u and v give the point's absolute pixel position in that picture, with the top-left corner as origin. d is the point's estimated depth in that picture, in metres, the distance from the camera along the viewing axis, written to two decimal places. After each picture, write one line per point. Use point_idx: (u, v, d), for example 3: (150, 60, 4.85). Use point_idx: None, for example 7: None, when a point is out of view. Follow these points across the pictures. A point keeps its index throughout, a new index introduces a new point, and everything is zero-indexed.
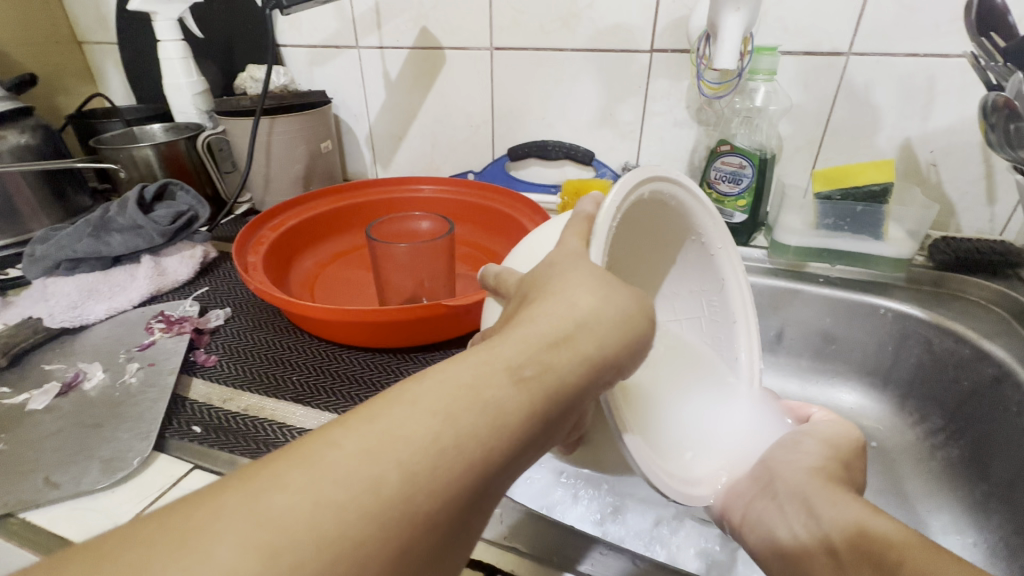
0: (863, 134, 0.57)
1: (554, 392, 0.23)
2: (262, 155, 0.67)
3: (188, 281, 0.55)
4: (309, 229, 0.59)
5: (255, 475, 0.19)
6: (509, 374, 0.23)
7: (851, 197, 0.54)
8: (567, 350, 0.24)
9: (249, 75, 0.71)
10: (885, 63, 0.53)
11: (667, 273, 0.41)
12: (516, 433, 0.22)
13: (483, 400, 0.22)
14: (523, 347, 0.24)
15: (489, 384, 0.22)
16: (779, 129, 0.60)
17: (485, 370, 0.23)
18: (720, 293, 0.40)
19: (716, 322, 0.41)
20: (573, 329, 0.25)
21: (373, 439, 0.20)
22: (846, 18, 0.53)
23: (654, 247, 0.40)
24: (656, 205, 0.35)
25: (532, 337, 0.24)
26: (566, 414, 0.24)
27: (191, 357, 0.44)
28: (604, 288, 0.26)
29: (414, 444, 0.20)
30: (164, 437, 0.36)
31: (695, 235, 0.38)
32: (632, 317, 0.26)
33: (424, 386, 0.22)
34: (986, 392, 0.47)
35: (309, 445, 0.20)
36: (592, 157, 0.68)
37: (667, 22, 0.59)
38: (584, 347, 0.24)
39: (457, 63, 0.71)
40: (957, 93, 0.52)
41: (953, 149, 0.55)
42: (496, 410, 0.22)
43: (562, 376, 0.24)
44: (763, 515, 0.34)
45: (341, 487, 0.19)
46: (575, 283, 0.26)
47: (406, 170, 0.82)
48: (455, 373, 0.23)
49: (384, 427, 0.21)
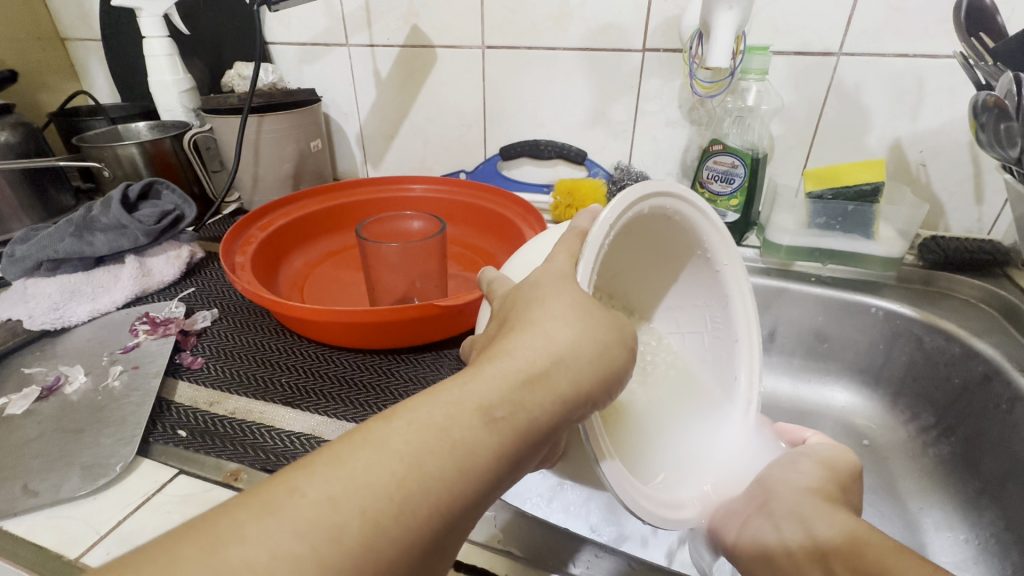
0: (854, 133, 0.58)
1: (525, 432, 0.23)
2: (250, 154, 0.66)
3: (174, 282, 0.54)
4: (299, 229, 0.58)
5: (212, 523, 0.18)
6: (481, 414, 0.22)
7: (842, 196, 0.54)
8: (541, 388, 0.24)
9: (236, 73, 0.70)
10: (875, 64, 0.54)
11: (670, 284, 0.41)
12: (484, 475, 0.22)
13: (453, 443, 0.22)
14: (498, 383, 0.23)
15: (459, 424, 0.22)
16: (770, 129, 0.60)
17: (457, 410, 0.22)
18: (724, 309, 0.39)
19: (718, 339, 0.40)
20: (549, 365, 0.24)
21: (336, 484, 0.20)
22: (837, 18, 0.53)
23: (660, 258, 0.40)
24: (659, 219, 0.34)
25: (506, 373, 0.24)
26: (536, 451, 0.24)
27: (176, 360, 0.43)
28: (583, 321, 0.25)
29: (379, 489, 0.20)
30: (149, 442, 0.35)
31: (702, 250, 0.37)
32: (607, 352, 0.26)
33: (393, 424, 0.22)
34: (977, 390, 0.48)
35: (269, 491, 0.19)
36: (584, 156, 0.68)
37: (659, 22, 0.59)
38: (559, 385, 0.24)
39: (448, 62, 0.70)
40: (946, 93, 0.53)
41: (942, 149, 0.55)
42: (466, 451, 0.22)
43: (535, 415, 0.23)
44: (757, 532, 0.33)
45: (301, 537, 0.18)
46: (554, 316, 0.25)
47: (397, 169, 0.82)
48: (427, 410, 0.22)
49: (349, 473, 0.20)
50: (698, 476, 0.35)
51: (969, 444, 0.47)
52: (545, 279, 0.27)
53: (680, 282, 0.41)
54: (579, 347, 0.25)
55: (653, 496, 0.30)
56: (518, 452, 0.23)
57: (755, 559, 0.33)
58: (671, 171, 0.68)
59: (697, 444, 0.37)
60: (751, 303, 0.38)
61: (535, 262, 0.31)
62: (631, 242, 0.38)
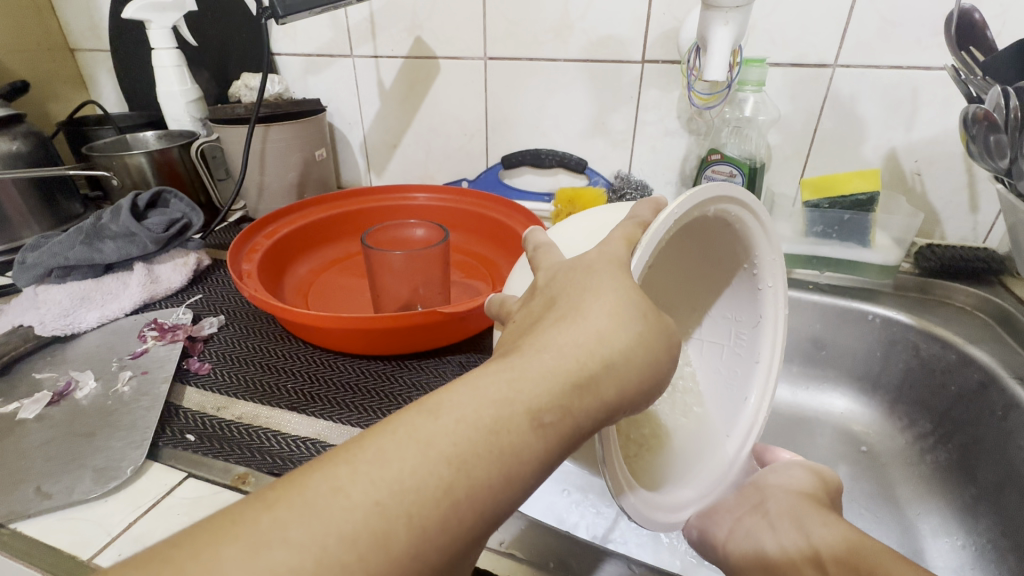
0: (850, 144, 0.59)
1: (568, 437, 0.24)
2: (257, 163, 0.67)
3: (181, 289, 0.55)
4: (303, 237, 0.59)
5: (255, 522, 0.19)
6: (530, 419, 0.23)
7: (839, 205, 0.55)
8: (588, 394, 0.24)
9: (243, 84, 0.71)
10: (870, 75, 0.55)
11: (720, 291, 0.41)
12: (526, 479, 0.23)
13: (502, 447, 0.22)
14: (546, 384, 0.24)
15: (508, 427, 0.23)
16: (768, 139, 0.61)
17: (507, 411, 0.23)
18: (752, 328, 0.40)
19: (738, 356, 0.41)
20: (597, 369, 0.25)
21: (384, 487, 0.20)
22: (832, 30, 0.54)
23: (707, 262, 0.41)
24: (719, 221, 0.34)
25: (555, 374, 0.24)
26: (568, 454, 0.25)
27: (184, 365, 0.44)
28: (623, 328, 0.26)
29: (426, 493, 0.21)
30: (158, 446, 0.36)
31: (750, 265, 0.37)
32: (652, 360, 0.27)
33: (442, 423, 0.22)
34: (973, 397, 0.48)
35: (314, 491, 0.20)
36: (585, 165, 0.69)
37: (658, 34, 0.61)
38: (605, 390, 0.25)
39: (451, 72, 0.72)
40: (940, 105, 0.54)
41: (937, 160, 0.56)
42: (510, 456, 0.22)
43: (574, 423, 0.24)
44: (751, 531, 0.36)
45: (347, 543, 0.19)
46: (600, 317, 0.26)
47: (400, 177, 0.83)
48: (474, 408, 0.23)
49: (397, 473, 0.21)
50: (708, 479, 0.36)
51: (967, 451, 0.48)
52: (600, 263, 0.28)
53: (719, 290, 0.41)
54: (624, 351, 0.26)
55: (643, 496, 0.30)
56: (555, 454, 0.24)
57: (750, 559, 0.35)
58: (670, 180, 0.69)
59: (704, 448, 0.38)
60: (780, 330, 0.38)
61: (583, 246, 0.32)
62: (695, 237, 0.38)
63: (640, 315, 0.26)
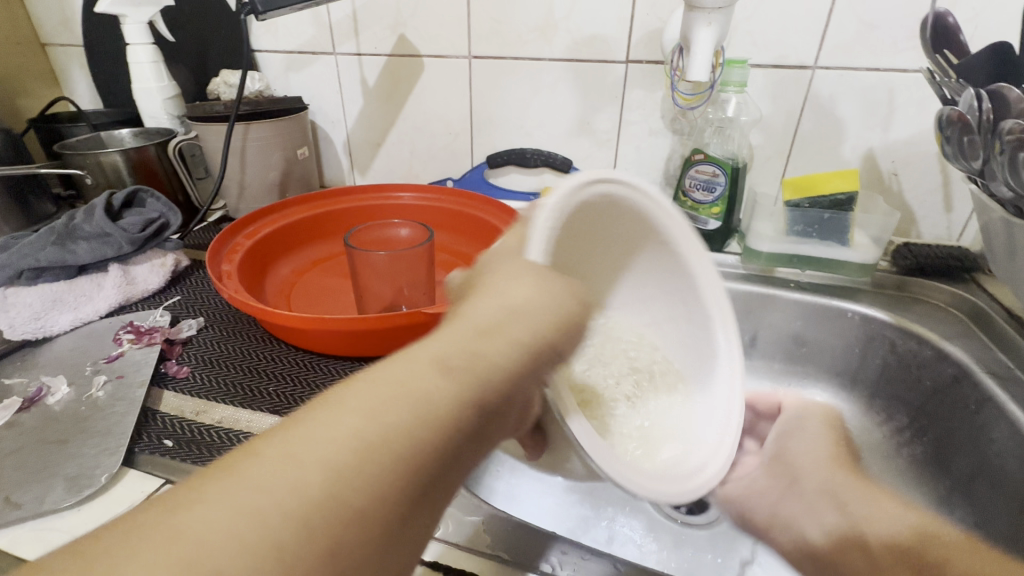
0: (829, 144, 0.60)
1: (488, 379, 0.24)
2: (237, 162, 0.66)
3: (159, 290, 0.53)
4: (285, 237, 0.58)
5: (176, 492, 0.19)
6: (439, 366, 0.24)
7: (819, 205, 0.56)
8: (492, 339, 0.25)
9: (223, 81, 0.70)
10: (848, 77, 0.56)
11: (654, 276, 0.40)
12: (449, 423, 0.23)
13: (416, 393, 0.22)
14: (476, 356, 0.24)
15: (419, 375, 0.23)
16: (749, 139, 0.62)
17: (418, 365, 0.24)
18: (692, 291, 0.38)
19: (693, 327, 0.39)
20: (503, 319, 0.26)
21: (324, 469, 0.20)
22: (811, 32, 0.55)
23: (621, 253, 0.39)
24: (597, 216, 0.33)
25: (459, 330, 0.25)
26: (503, 425, 0.26)
27: (161, 369, 0.43)
28: (533, 280, 0.27)
29: (342, 443, 0.21)
30: (134, 452, 0.35)
31: (661, 237, 0.36)
32: (563, 306, 0.27)
33: (375, 399, 0.22)
34: (947, 392, 0.50)
35: (233, 457, 0.20)
36: (570, 165, 0.69)
37: (642, 34, 0.61)
38: (514, 334, 0.26)
39: (435, 71, 0.71)
40: (916, 106, 0.55)
41: (913, 160, 0.58)
42: (445, 430, 0.22)
43: (505, 391, 0.25)
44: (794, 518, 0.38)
45: (262, 493, 0.19)
46: (520, 287, 0.26)
47: (385, 176, 0.82)
48: (405, 382, 0.23)
49: (311, 432, 0.21)
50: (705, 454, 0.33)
51: (942, 445, 0.49)
52: (493, 257, 0.29)
53: (653, 275, 0.40)
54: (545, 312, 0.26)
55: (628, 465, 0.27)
56: (489, 425, 0.25)
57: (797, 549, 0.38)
58: (655, 180, 0.69)
59: (689, 435, 0.36)
60: (715, 278, 0.37)
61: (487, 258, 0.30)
62: (605, 221, 0.35)
63: (549, 284, 0.27)
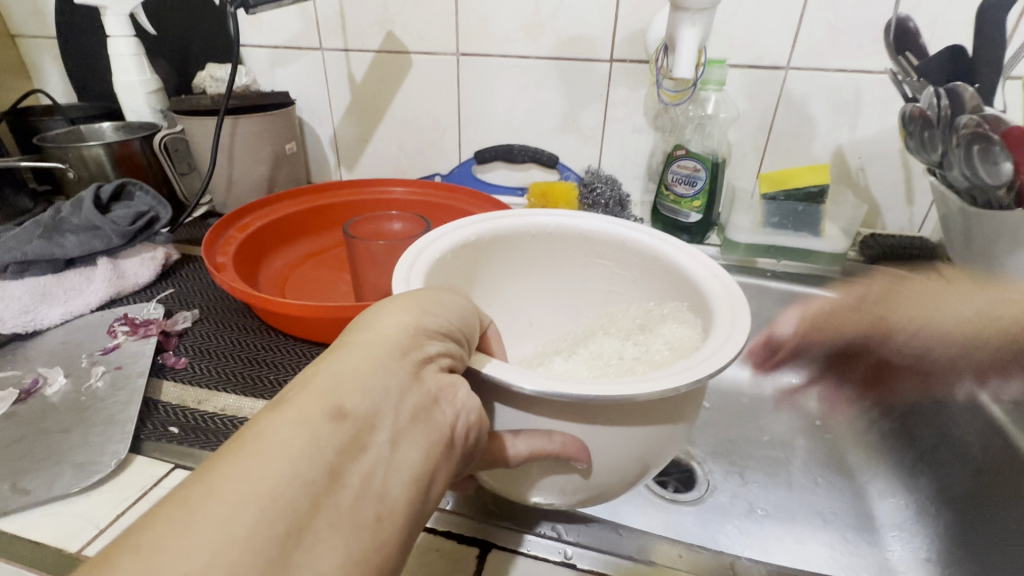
0: (802, 141, 0.63)
1: (383, 392, 0.22)
2: (225, 155, 0.66)
3: (149, 284, 0.53)
4: (278, 230, 0.58)
5: None
6: (324, 395, 0.21)
7: (793, 198, 0.59)
8: (379, 351, 0.23)
9: (208, 74, 0.70)
10: (819, 77, 0.59)
11: (561, 273, 0.43)
12: (346, 446, 0.20)
13: (302, 425, 0.20)
14: (362, 381, 0.22)
15: (301, 407, 0.20)
16: (728, 136, 0.65)
17: (300, 400, 0.21)
18: (584, 238, 0.41)
19: (617, 264, 0.41)
20: (387, 332, 0.24)
21: (194, 562, 0.16)
22: (785, 34, 0.58)
23: (517, 279, 0.43)
24: (466, 259, 0.38)
25: (341, 356, 0.23)
26: (432, 442, 0.22)
27: (159, 360, 0.43)
28: (402, 305, 0.26)
29: (221, 512, 0.17)
30: (141, 439, 0.35)
31: (525, 235, 0.41)
32: (443, 308, 0.27)
33: (247, 459, 0.18)
34: (914, 371, 0.54)
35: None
36: (556, 160, 0.71)
37: (626, 34, 0.63)
38: (401, 340, 0.24)
39: (423, 67, 0.72)
40: (880, 105, 0.59)
41: (878, 156, 0.61)
42: (349, 459, 0.20)
43: (411, 406, 0.22)
44: None
45: None
46: (396, 311, 0.25)
47: (371, 172, 0.82)
48: (284, 424, 0.19)
49: (179, 517, 0.17)
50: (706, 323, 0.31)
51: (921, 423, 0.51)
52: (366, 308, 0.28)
53: (547, 288, 0.43)
54: (424, 321, 0.25)
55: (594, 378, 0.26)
56: (410, 445, 0.22)
57: None
58: (638, 176, 0.72)
59: (677, 325, 0.35)
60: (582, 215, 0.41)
61: None
62: (485, 264, 0.40)
63: (410, 299, 0.27)
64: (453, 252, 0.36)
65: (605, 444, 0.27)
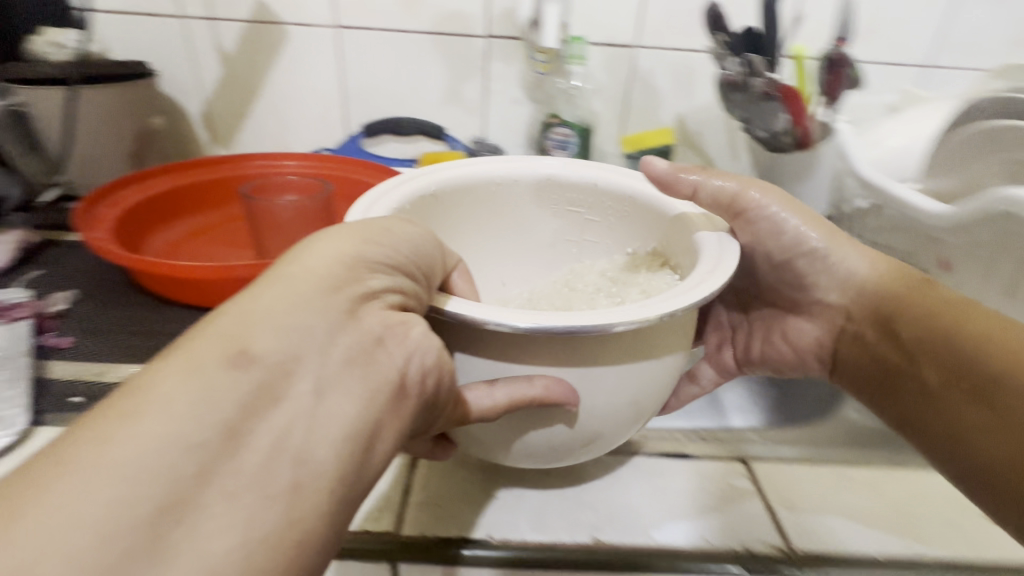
0: (652, 109, 0.74)
1: (297, 341, 0.21)
2: (78, 130, 0.60)
3: (5, 270, 0.48)
4: (157, 207, 0.55)
5: None
6: (233, 344, 0.19)
7: (648, 157, 0.70)
8: (301, 293, 0.22)
9: (44, 39, 0.62)
10: (660, 54, 0.70)
11: (532, 222, 0.45)
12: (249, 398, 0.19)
13: (206, 378, 0.19)
14: (286, 322, 0.21)
15: (205, 355, 0.19)
16: (592, 105, 0.74)
17: (208, 344, 0.19)
18: (551, 185, 0.43)
19: (587, 211, 0.43)
20: (313, 270, 0.23)
21: (61, 514, 0.15)
22: (631, 16, 0.68)
23: (489, 225, 0.44)
24: (430, 208, 0.39)
25: (259, 296, 0.21)
26: (371, 389, 0.22)
27: (39, 341, 0.40)
28: (336, 242, 0.25)
29: (99, 466, 0.16)
30: (39, 412, 0.34)
31: (496, 182, 0.42)
32: (378, 244, 0.26)
33: (135, 413, 0.17)
34: None
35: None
36: (443, 131, 0.75)
37: (498, 12, 0.69)
38: (325, 276, 0.23)
39: (300, 38, 0.71)
40: (707, 78, 0.72)
41: (708, 121, 0.75)
42: (267, 406, 0.19)
43: (345, 348, 0.22)
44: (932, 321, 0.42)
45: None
46: (328, 246, 0.24)
47: (250, 148, 0.79)
48: (180, 375, 0.18)
49: (47, 475, 0.16)
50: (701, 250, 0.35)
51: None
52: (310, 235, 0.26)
53: (518, 236, 0.45)
54: (358, 256, 0.24)
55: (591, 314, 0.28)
56: (347, 387, 0.21)
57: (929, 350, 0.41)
58: (520, 144, 0.79)
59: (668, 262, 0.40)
60: (549, 161, 0.43)
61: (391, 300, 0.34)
62: (452, 213, 0.41)
63: (348, 235, 0.25)
64: (412, 202, 0.37)
65: (596, 385, 0.30)
